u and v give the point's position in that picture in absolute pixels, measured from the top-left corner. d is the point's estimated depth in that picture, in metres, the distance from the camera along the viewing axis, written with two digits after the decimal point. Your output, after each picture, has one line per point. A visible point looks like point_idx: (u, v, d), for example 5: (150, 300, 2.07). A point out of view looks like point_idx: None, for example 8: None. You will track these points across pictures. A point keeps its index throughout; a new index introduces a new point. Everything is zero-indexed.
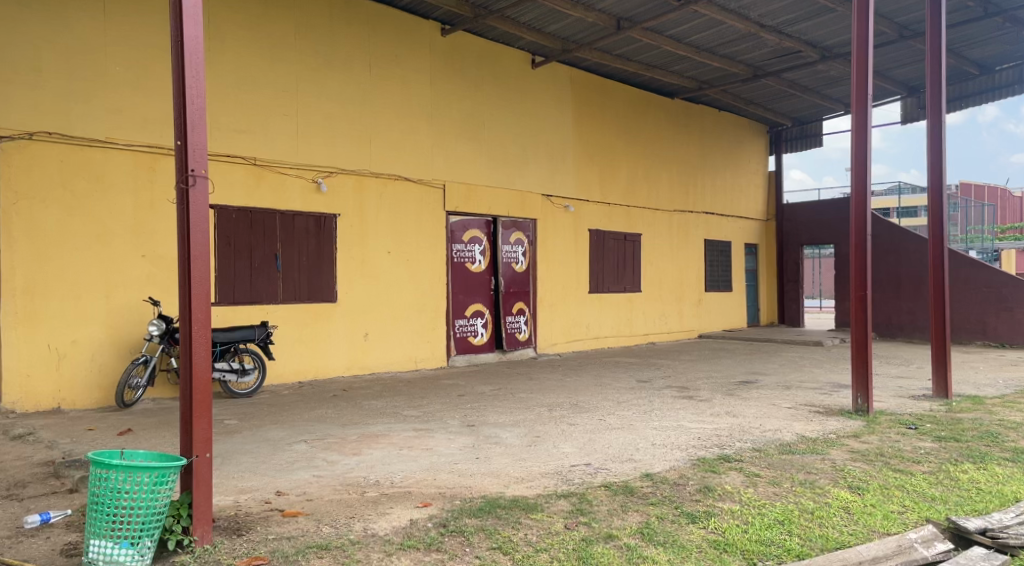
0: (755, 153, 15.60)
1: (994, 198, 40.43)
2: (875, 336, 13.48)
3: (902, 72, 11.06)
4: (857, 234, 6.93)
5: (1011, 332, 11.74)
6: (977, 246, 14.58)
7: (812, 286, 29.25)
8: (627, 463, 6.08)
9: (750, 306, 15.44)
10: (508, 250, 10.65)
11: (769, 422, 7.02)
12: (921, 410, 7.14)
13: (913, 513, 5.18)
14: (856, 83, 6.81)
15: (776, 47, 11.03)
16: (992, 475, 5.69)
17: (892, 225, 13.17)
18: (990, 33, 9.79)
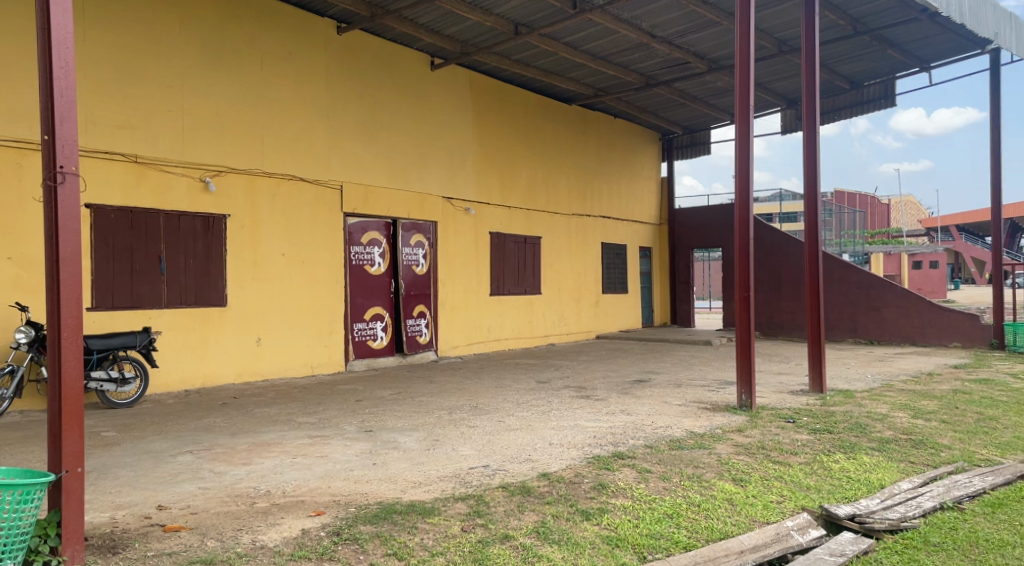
0: (649, 159, 16.15)
1: (865, 205, 43.60)
2: (760, 335, 14.21)
3: (781, 85, 11.73)
4: (741, 237, 7.28)
5: (878, 330, 12.65)
6: (850, 249, 15.64)
7: (704, 287, 30.54)
8: (525, 463, 6.15)
9: (645, 307, 15.94)
10: (409, 252, 10.57)
11: (660, 420, 7.27)
12: (798, 405, 7.58)
13: (790, 503, 5.50)
14: (739, 94, 7.14)
15: (667, 57, 11.46)
16: (861, 464, 6.12)
17: (773, 229, 13.89)
18: (859, 51, 10.52)
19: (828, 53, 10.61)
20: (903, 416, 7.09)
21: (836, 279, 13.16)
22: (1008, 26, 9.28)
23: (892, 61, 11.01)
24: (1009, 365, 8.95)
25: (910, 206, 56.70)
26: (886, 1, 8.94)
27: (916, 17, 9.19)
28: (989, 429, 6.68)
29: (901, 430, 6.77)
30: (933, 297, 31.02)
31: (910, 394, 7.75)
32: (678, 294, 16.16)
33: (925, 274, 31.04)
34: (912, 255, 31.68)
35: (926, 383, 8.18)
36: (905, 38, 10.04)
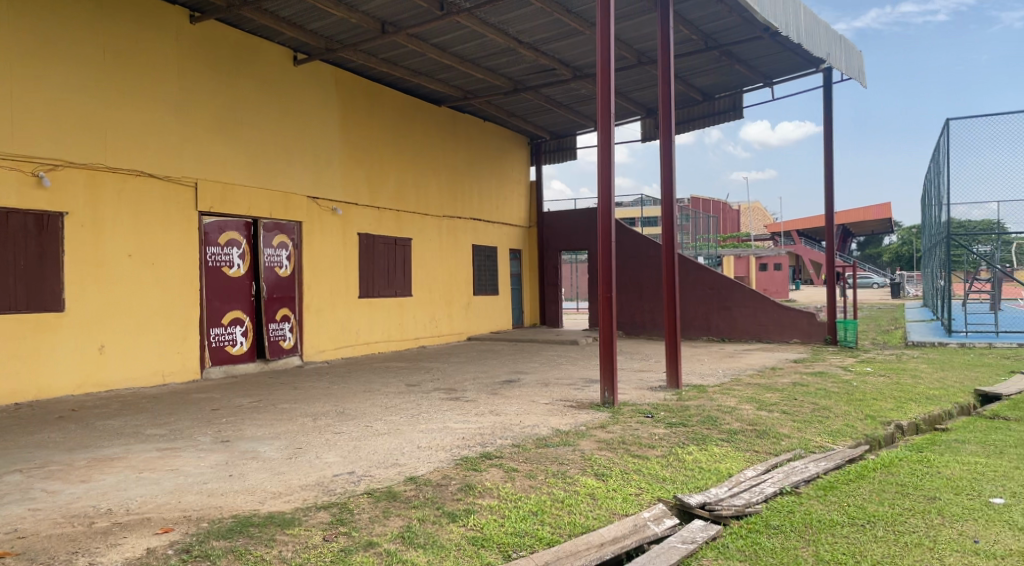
0: (518, 163, 16.41)
1: (719, 210, 46.54)
2: (624, 334, 14.79)
3: (641, 94, 12.27)
4: (603, 241, 7.54)
5: (729, 328, 13.49)
6: (705, 252, 16.62)
7: (571, 289, 31.42)
8: (392, 468, 6.06)
9: (515, 309, 16.18)
10: (271, 253, 10.18)
11: (527, 419, 7.39)
12: (656, 400, 7.94)
13: (647, 494, 5.76)
14: (601, 101, 7.39)
15: (533, 63, 11.70)
16: (711, 454, 6.50)
17: (635, 232, 14.49)
18: (709, 65, 11.18)
19: (682, 66, 11.20)
20: (749, 408, 7.60)
21: (691, 280, 13.90)
22: (837, 49, 10.17)
23: (739, 76, 11.79)
24: (840, 359, 9.82)
25: (757, 212, 61.16)
26: (732, 20, 9.54)
27: (758, 35, 9.87)
28: (823, 417, 7.29)
29: (747, 421, 7.25)
30: (776, 297, 33.67)
31: (755, 387, 8.32)
32: (547, 295, 16.52)
33: (770, 275, 33.57)
34: (759, 258, 34.22)
35: (769, 376, 8.81)
36: (750, 55, 10.78)
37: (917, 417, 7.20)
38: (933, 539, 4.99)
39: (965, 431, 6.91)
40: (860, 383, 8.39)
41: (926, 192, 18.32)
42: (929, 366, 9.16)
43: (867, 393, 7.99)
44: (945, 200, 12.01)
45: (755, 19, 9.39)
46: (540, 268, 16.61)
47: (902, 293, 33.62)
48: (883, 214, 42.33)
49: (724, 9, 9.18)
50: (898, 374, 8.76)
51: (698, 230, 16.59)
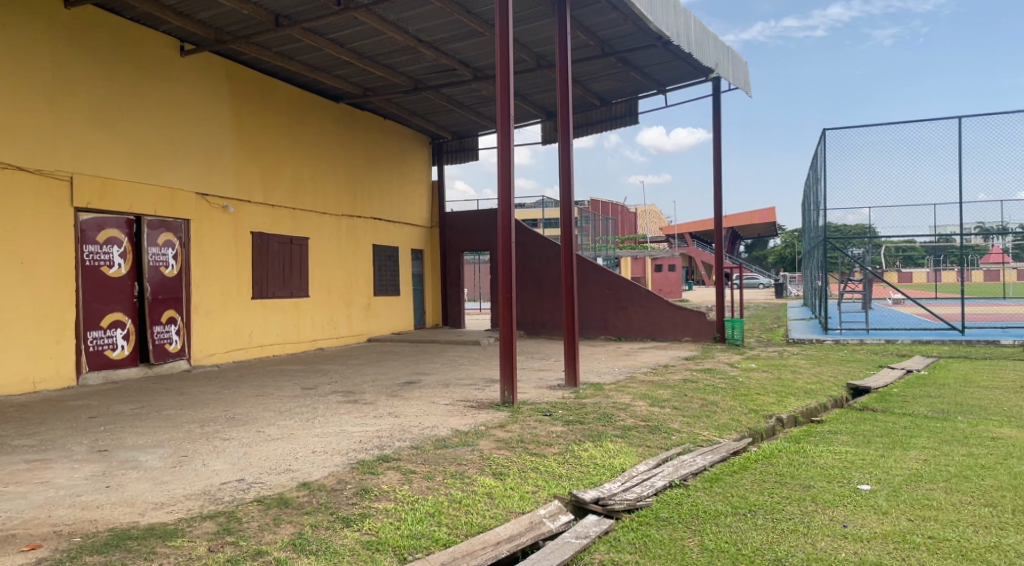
0: (420, 162, 16.30)
1: (617, 212, 47.92)
2: (525, 334, 14.95)
3: (541, 97, 12.44)
4: (503, 241, 7.59)
5: (625, 327, 13.87)
6: (604, 253, 17.04)
7: (473, 289, 31.51)
8: (284, 474, 5.88)
9: (417, 310, 16.05)
10: (156, 252, 9.70)
11: (427, 420, 7.34)
12: (555, 399, 8.07)
13: (544, 492, 5.85)
14: (500, 103, 7.43)
15: (434, 62, 11.66)
16: (606, 450, 6.67)
17: (537, 234, 14.67)
18: (606, 71, 11.45)
19: (580, 71, 11.43)
20: (642, 405, 7.84)
21: (590, 281, 14.19)
22: (724, 59, 10.64)
23: (635, 83, 12.15)
24: (728, 356, 10.28)
25: (654, 216, 63.28)
26: (627, 27, 9.81)
27: (652, 44, 10.19)
28: (711, 412, 7.61)
29: (640, 417, 7.48)
30: (671, 297, 34.93)
31: (649, 385, 8.60)
32: (450, 296, 16.49)
33: (665, 276, 34.81)
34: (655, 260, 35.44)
35: (662, 374, 9.13)
36: (645, 63, 11.12)
37: (795, 410, 7.63)
38: (807, 525, 5.30)
39: (838, 423, 7.37)
40: (745, 379, 8.81)
41: (805, 198, 19.44)
42: (807, 362, 9.74)
43: (751, 388, 8.40)
44: (822, 206, 12.78)
45: (648, 28, 9.69)
46: (443, 269, 16.56)
47: (786, 293, 35.59)
48: (769, 218, 44.71)
49: (619, 16, 9.43)
50: (779, 369, 9.26)
51: (597, 232, 16.98)
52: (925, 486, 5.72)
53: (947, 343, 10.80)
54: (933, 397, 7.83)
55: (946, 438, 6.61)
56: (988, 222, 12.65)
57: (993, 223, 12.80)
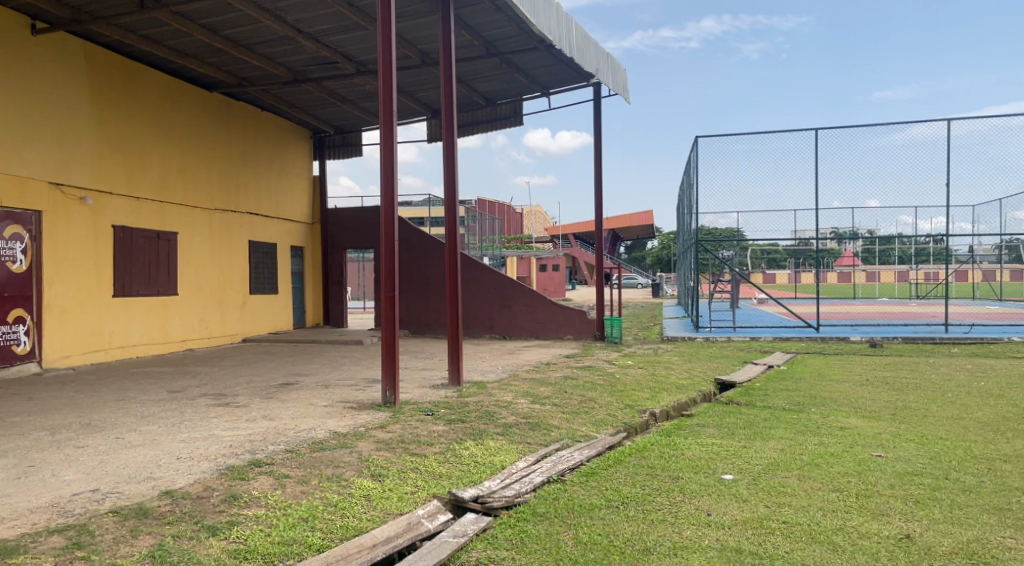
0: (300, 156, 15.82)
1: (501, 211, 48.60)
2: (410, 333, 14.81)
3: (426, 95, 12.38)
4: (386, 239, 7.47)
5: (509, 325, 14.02)
6: (491, 252, 17.18)
7: (358, 288, 31.01)
8: (145, 482, 5.55)
9: (297, 308, 15.57)
10: (2, 247, 8.90)
11: (303, 422, 7.13)
12: (437, 398, 8.03)
13: (423, 492, 5.82)
14: (382, 99, 7.32)
15: (314, 54, 11.35)
16: (487, 448, 6.71)
17: (423, 232, 14.56)
18: (491, 71, 11.53)
19: (465, 70, 11.46)
20: (524, 402, 7.95)
21: (475, 279, 14.22)
22: (604, 65, 10.96)
23: (519, 84, 12.30)
24: (607, 353, 10.60)
25: (540, 216, 64.33)
26: (510, 29, 9.92)
27: (535, 47, 10.34)
28: (589, 408, 7.81)
29: (521, 415, 7.58)
30: (554, 296, 35.43)
31: (531, 382, 8.72)
32: (331, 295, 16.15)
33: (550, 276, 35.63)
34: (540, 259, 36.07)
35: (544, 371, 9.30)
36: (528, 65, 11.27)
37: (667, 404, 7.97)
38: (675, 515, 5.54)
39: (706, 416, 7.75)
40: (622, 375, 9.11)
41: (679, 200, 20.32)
42: (680, 358, 10.20)
43: (627, 384, 8.70)
44: (695, 210, 13.42)
45: (531, 31, 9.84)
46: (327, 266, 16.15)
47: (663, 293, 37.09)
48: (648, 221, 46.43)
49: (503, 18, 9.53)
50: (654, 366, 9.65)
51: (484, 231, 17.07)
52: (781, 474, 6.12)
53: (805, 340, 11.62)
54: (790, 390, 8.39)
55: (800, 429, 7.09)
56: (841, 227, 13.70)
57: (845, 228, 13.88)
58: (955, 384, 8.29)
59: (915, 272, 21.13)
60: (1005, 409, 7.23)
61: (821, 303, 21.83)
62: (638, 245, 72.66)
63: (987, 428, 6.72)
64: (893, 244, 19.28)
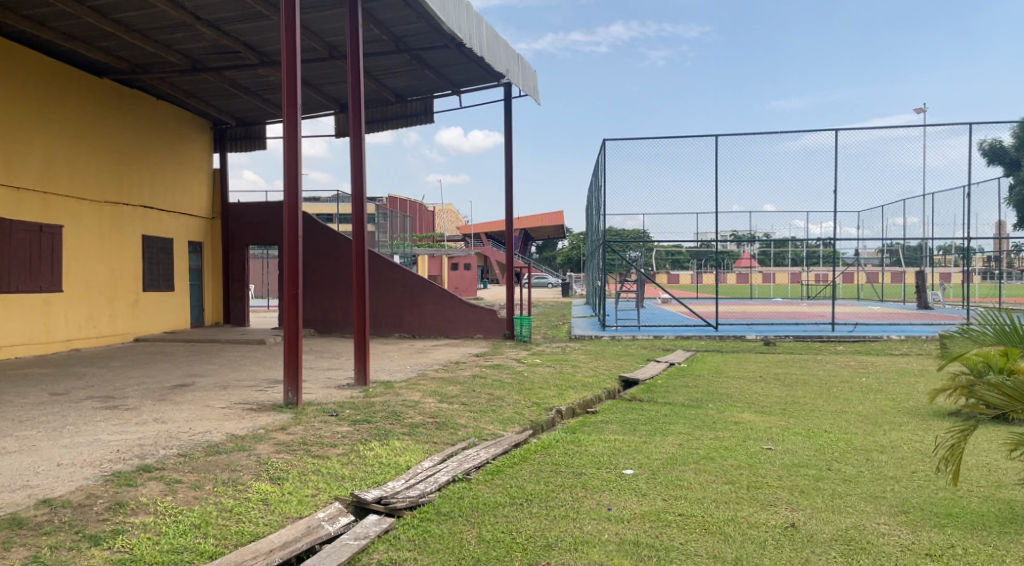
0: (199, 148, 15.21)
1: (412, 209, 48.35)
2: (316, 333, 14.48)
3: (334, 88, 12.14)
4: (290, 235, 7.27)
5: (419, 324, 13.91)
6: (401, 251, 17.03)
7: (263, 285, 30.15)
8: (20, 491, 5.20)
9: (194, 307, 14.95)
10: None
11: (198, 425, 6.85)
12: (342, 398, 7.88)
13: (324, 494, 5.69)
14: (287, 91, 7.12)
15: (214, 42, 10.94)
16: (392, 449, 6.63)
17: (329, 229, 14.27)
18: (401, 67, 11.41)
19: (373, 65, 11.29)
20: (431, 402, 7.90)
21: (385, 278, 14.02)
22: (514, 66, 11.03)
23: (429, 82, 12.23)
24: (516, 351, 10.69)
25: (451, 214, 64.24)
26: (420, 26, 9.85)
27: (445, 45, 10.30)
28: (496, 407, 7.84)
29: (428, 414, 7.52)
30: (465, 295, 35.77)
31: (439, 381, 8.68)
32: (232, 293, 15.61)
33: (461, 274, 35.77)
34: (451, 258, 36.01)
35: (452, 370, 9.27)
36: (438, 63, 11.21)
37: (573, 402, 8.10)
38: (577, 510, 5.64)
39: (610, 412, 7.92)
40: (529, 374, 9.20)
41: (588, 200, 20.66)
42: (587, 356, 10.39)
43: (535, 383, 8.79)
44: (603, 211, 13.71)
45: (441, 28, 9.79)
46: (229, 262, 15.58)
47: (573, 293, 37.71)
48: (558, 221, 47.12)
49: (412, 14, 9.44)
50: (561, 364, 9.79)
51: (395, 229, 16.88)
52: (679, 468, 6.33)
53: (705, 338, 12.06)
54: (690, 387, 8.69)
55: (697, 424, 7.35)
56: (740, 230, 14.29)
57: (744, 231, 14.49)
58: (839, 380, 8.80)
59: (806, 274, 22.32)
60: (882, 403, 7.73)
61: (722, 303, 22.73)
62: (548, 245, 73.89)
63: (866, 421, 7.16)
64: (787, 247, 20.28)
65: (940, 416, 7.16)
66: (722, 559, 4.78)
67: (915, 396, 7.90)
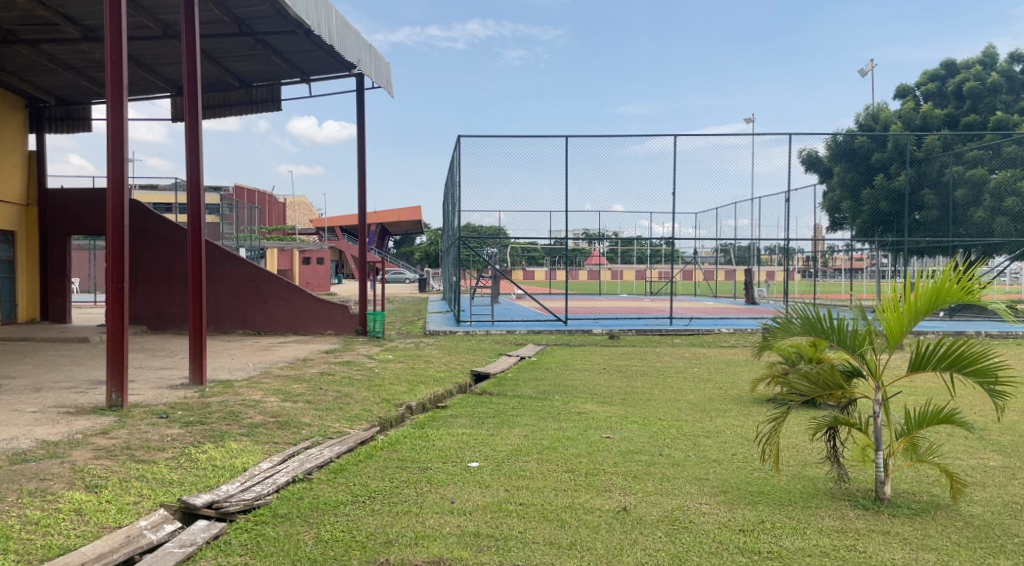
0: (11, 128, 13.83)
1: (261, 201, 46.52)
2: (149, 330, 13.65)
3: (170, 69, 11.43)
4: (114, 225, 6.77)
5: (264, 321, 13.39)
6: (248, 243, 16.35)
7: (88, 280, 27.88)
8: None
9: (5, 301, 13.62)
10: None
11: (3, 432, 6.22)
12: (174, 399, 7.43)
13: (148, 501, 5.32)
14: (110, 71, 6.65)
15: (29, 12, 9.98)
16: (228, 451, 6.32)
17: (165, 219, 13.42)
18: (244, 51, 10.94)
19: (215, 46, 10.73)
20: (273, 401, 7.61)
21: (228, 273, 13.26)
22: (367, 56, 10.85)
23: (277, 68, 11.79)
24: (368, 348, 10.52)
25: (304, 207, 62.45)
26: (263, 9, 9.46)
27: (292, 31, 9.95)
28: (344, 404, 7.68)
29: (270, 414, 7.25)
30: (318, 290, 34.87)
31: (283, 379, 8.38)
32: (50, 286, 14.45)
33: (313, 269, 34.82)
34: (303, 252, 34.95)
35: (299, 368, 8.99)
36: (286, 49, 10.83)
37: (423, 397, 8.07)
38: (420, 505, 5.61)
39: (460, 406, 7.98)
40: (380, 370, 9.09)
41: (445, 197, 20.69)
42: (439, 351, 10.42)
43: (385, 379, 8.70)
44: (459, 207, 13.79)
45: (287, 13, 9.46)
46: (47, 253, 14.34)
47: (428, 288, 37.84)
48: (415, 216, 47.14)
49: None
50: (414, 359, 9.75)
51: (241, 220, 16.16)
52: (522, 458, 6.47)
53: (554, 332, 12.42)
54: (538, 379, 8.92)
55: (542, 415, 7.55)
56: (590, 228, 14.85)
57: (594, 229, 15.07)
58: (674, 370, 9.33)
59: (650, 271, 23.59)
60: (710, 391, 8.29)
61: (575, 298, 23.51)
62: (408, 240, 73.53)
63: (696, 408, 7.64)
64: (633, 246, 21.39)
65: (759, 402, 7.76)
66: (557, 544, 4.92)
67: (738, 384, 8.53)
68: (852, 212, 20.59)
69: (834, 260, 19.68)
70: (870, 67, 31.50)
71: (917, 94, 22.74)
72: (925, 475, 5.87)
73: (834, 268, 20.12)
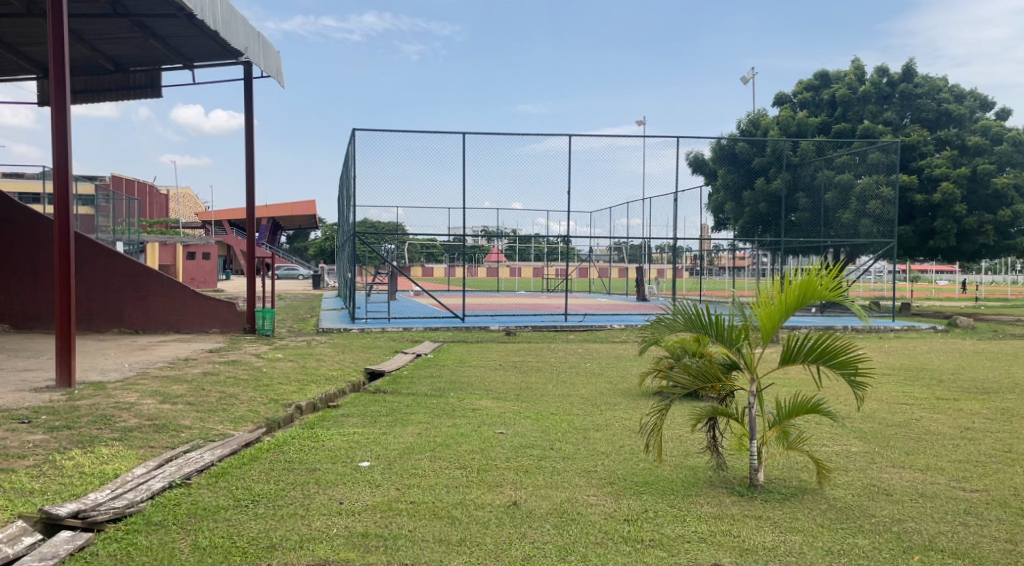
0: None
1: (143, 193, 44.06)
2: (11, 328, 12.73)
3: (36, 49, 10.64)
4: None
5: (143, 320, 12.72)
6: (125, 237, 15.44)
7: None
8: None
9: None
10: None
11: None
12: (38, 403, 6.92)
13: (4, 513, 4.91)
14: None
15: None
16: (98, 457, 5.93)
17: (30, 210, 12.45)
18: (121, 33, 10.34)
19: (87, 27, 10.09)
20: (150, 403, 7.21)
21: (103, 268, 12.42)
22: (255, 44, 10.45)
23: (157, 52, 11.21)
24: (257, 347, 10.14)
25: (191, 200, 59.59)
26: None
27: (172, 14, 9.48)
28: (228, 405, 7.38)
29: (146, 416, 6.86)
30: (204, 286, 33.57)
31: (162, 380, 7.96)
32: None
33: (198, 264, 33.39)
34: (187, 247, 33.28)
35: (180, 368, 8.57)
36: (166, 33, 10.30)
37: (314, 397, 7.85)
38: (306, 507, 5.45)
39: (352, 405, 7.81)
40: (269, 369, 8.79)
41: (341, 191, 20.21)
42: (332, 349, 10.18)
43: (274, 378, 8.42)
44: (354, 202, 13.51)
45: None
46: None
47: (323, 285, 36.96)
48: (310, 211, 45.86)
49: None
50: (305, 358, 9.48)
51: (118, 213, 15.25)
52: (414, 456, 6.40)
53: (451, 329, 12.39)
54: (433, 376, 8.87)
55: (437, 412, 7.51)
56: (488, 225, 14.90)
57: (492, 226, 15.16)
58: (568, 366, 9.50)
59: (546, 268, 23.94)
60: (601, 385, 8.49)
61: (472, 295, 23.58)
62: (303, 236, 71.57)
63: (587, 402, 7.81)
64: (528, 244, 21.63)
65: (646, 395, 8.01)
66: (447, 542, 4.89)
67: (627, 378, 8.77)
68: (735, 213, 21.65)
69: (718, 259, 20.64)
70: (751, 75, 33.20)
71: (794, 102, 24.11)
72: (794, 462, 6.23)
73: (717, 267, 21.09)
